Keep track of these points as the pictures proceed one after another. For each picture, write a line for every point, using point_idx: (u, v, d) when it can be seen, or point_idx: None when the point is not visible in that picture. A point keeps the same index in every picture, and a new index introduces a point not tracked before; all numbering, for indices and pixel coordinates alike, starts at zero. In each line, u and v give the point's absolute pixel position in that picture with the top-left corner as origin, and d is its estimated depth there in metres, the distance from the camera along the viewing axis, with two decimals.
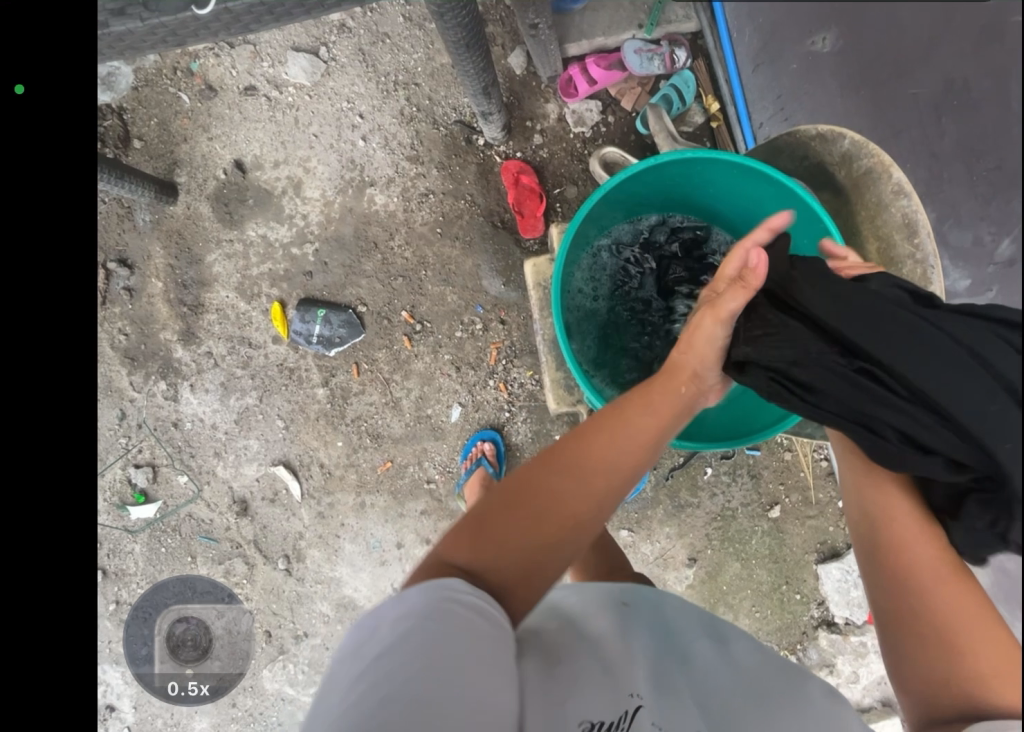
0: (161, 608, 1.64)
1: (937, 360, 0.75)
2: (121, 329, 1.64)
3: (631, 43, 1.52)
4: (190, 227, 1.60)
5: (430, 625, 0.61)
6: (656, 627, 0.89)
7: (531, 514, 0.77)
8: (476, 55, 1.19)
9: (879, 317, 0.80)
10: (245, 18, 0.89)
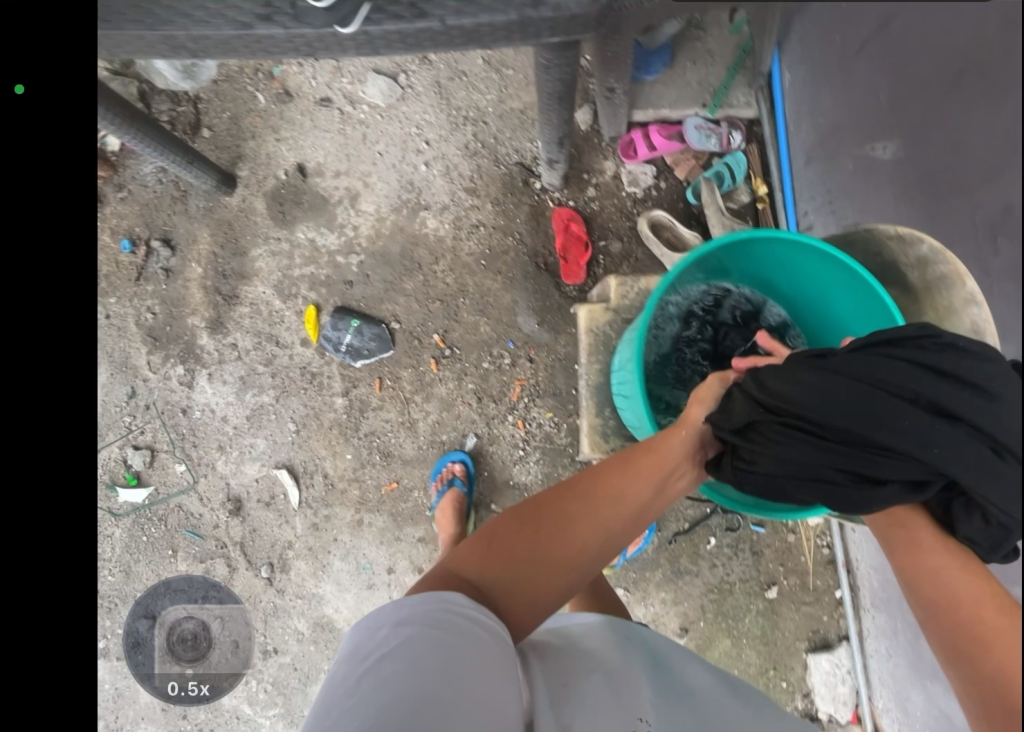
0: (128, 600, 1.56)
1: (836, 399, 0.81)
2: (150, 308, 1.64)
3: (693, 119, 1.61)
4: (241, 220, 1.62)
5: (437, 634, 0.66)
6: (654, 658, 0.91)
7: (529, 537, 0.81)
8: (561, 112, 1.25)
9: (861, 371, 0.81)
10: (380, 44, 0.87)
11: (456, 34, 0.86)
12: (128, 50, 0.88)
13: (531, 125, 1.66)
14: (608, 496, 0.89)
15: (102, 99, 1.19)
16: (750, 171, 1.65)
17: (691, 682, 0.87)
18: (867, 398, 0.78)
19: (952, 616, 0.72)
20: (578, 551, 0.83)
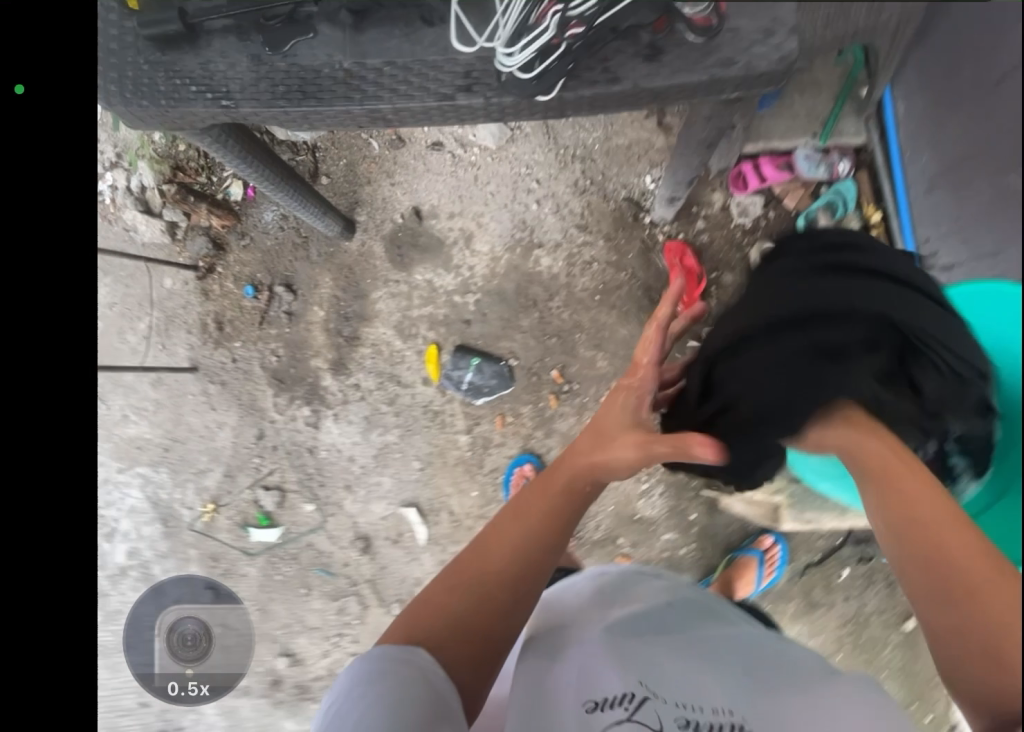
0: (267, 638, 1.63)
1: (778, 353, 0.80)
2: (274, 351, 1.70)
3: (802, 149, 1.57)
4: (361, 263, 1.68)
5: (373, 686, 0.68)
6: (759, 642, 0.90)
7: (470, 589, 0.85)
8: (704, 157, 1.24)
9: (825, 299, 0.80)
10: (568, 109, 0.86)
11: (643, 95, 0.84)
12: (329, 121, 0.92)
13: (639, 159, 1.66)
14: (492, 537, 0.92)
15: (258, 152, 1.16)
16: (860, 199, 1.57)
17: (791, 662, 0.84)
18: (812, 347, 0.78)
19: (932, 548, 0.66)
20: (489, 590, 0.85)
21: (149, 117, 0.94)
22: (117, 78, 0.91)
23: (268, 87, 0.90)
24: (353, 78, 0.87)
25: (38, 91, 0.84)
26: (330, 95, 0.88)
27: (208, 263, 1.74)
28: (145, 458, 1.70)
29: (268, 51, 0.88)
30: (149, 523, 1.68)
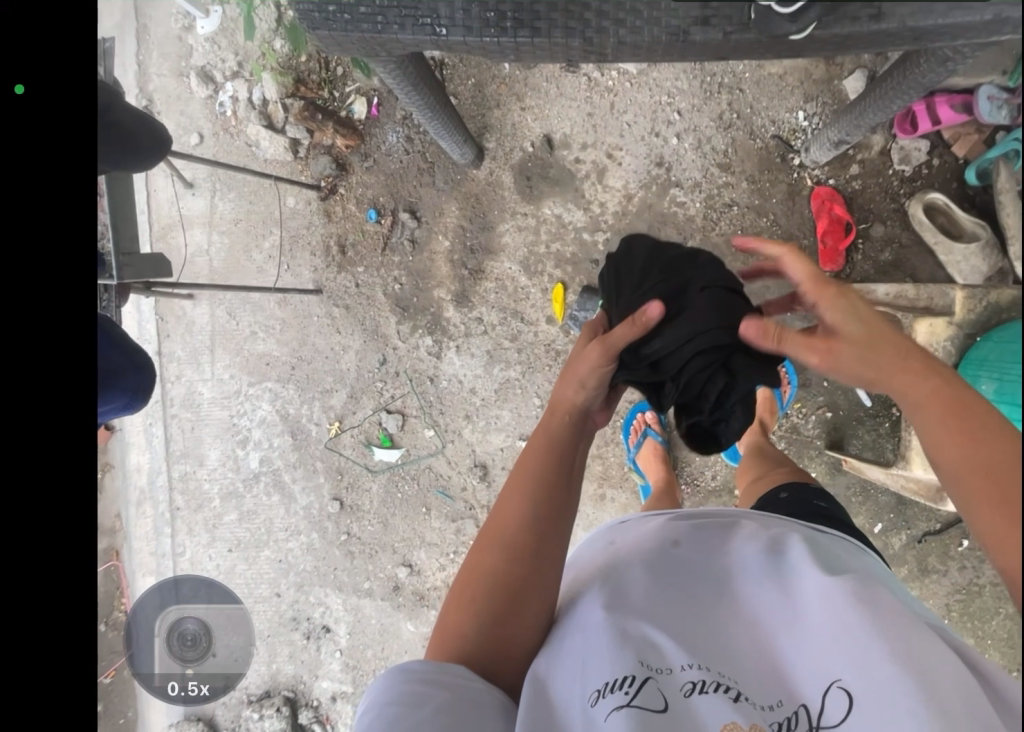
0: (387, 548, 1.79)
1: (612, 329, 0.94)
2: (397, 279, 1.71)
3: (986, 88, 1.34)
4: (489, 194, 1.63)
5: (402, 709, 0.66)
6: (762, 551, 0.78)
7: (485, 546, 0.84)
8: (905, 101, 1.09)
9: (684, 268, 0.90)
10: (808, 50, 0.78)
11: (900, 35, 0.75)
12: (541, 55, 0.81)
13: (792, 91, 1.52)
14: (499, 510, 0.87)
15: (424, 79, 1.08)
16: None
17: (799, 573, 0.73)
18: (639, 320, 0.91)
19: (959, 445, 0.52)
20: (489, 567, 0.81)
21: (347, 42, 0.82)
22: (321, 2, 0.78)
23: (482, 12, 0.78)
24: (575, 5, 0.76)
25: (42, 94, 0.58)
26: (548, 25, 0.77)
27: (330, 183, 1.71)
28: (273, 374, 1.81)
29: None
30: (279, 433, 1.82)
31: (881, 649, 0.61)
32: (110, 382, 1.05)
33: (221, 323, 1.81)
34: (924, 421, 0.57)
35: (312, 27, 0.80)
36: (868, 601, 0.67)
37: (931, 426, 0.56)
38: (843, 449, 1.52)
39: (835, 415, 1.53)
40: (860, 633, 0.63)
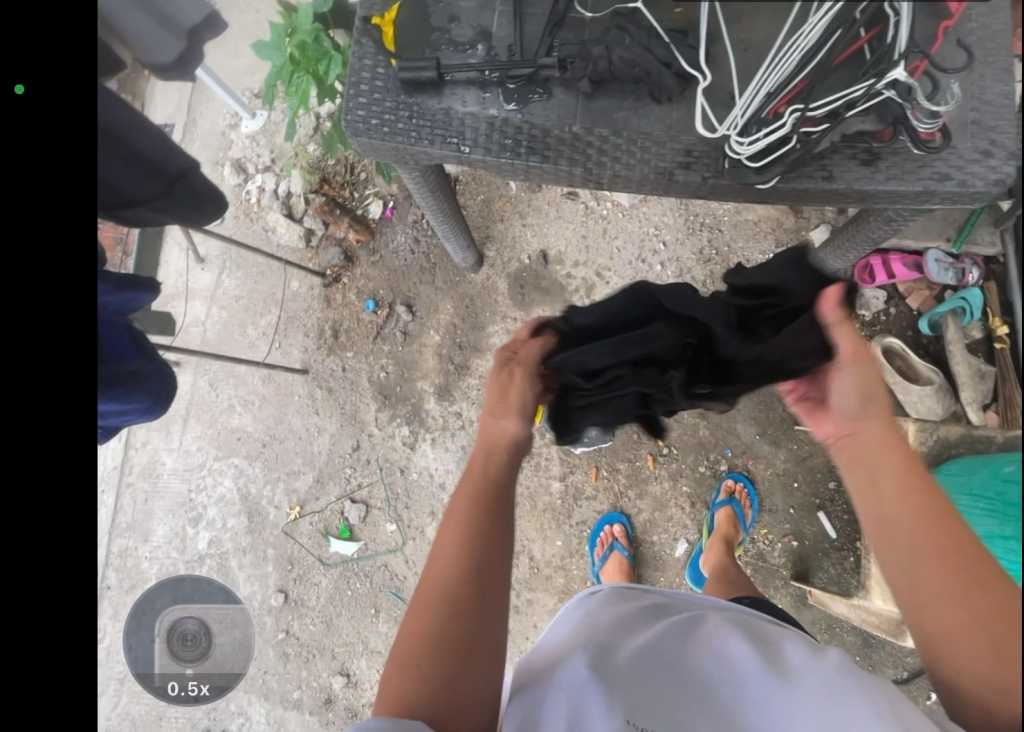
0: (326, 653, 1.65)
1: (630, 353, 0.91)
2: (383, 367, 1.75)
3: (933, 252, 1.56)
4: (483, 297, 1.73)
5: None
6: (743, 631, 0.80)
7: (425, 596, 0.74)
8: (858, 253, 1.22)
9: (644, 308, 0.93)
10: (775, 197, 0.91)
11: (850, 195, 0.89)
12: (547, 177, 0.93)
13: (765, 236, 1.69)
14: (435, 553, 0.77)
15: (441, 186, 1.20)
16: (987, 309, 1.53)
17: (781, 653, 0.75)
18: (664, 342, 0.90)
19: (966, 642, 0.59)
20: (433, 629, 0.71)
21: (381, 149, 0.93)
22: (361, 116, 0.90)
23: (502, 139, 0.90)
24: (580, 141, 0.89)
25: (38, 93, 0.71)
26: (556, 154, 0.90)
27: (335, 273, 1.81)
28: (243, 450, 1.77)
29: (507, 107, 0.90)
30: (235, 514, 1.74)
31: (875, 708, 0.62)
32: (138, 382, 1.03)
33: (200, 392, 1.80)
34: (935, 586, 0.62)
35: (354, 134, 0.91)
36: (853, 673, 0.68)
37: (952, 605, 0.60)
38: (809, 581, 1.51)
39: (801, 545, 1.53)
40: (850, 697, 0.64)
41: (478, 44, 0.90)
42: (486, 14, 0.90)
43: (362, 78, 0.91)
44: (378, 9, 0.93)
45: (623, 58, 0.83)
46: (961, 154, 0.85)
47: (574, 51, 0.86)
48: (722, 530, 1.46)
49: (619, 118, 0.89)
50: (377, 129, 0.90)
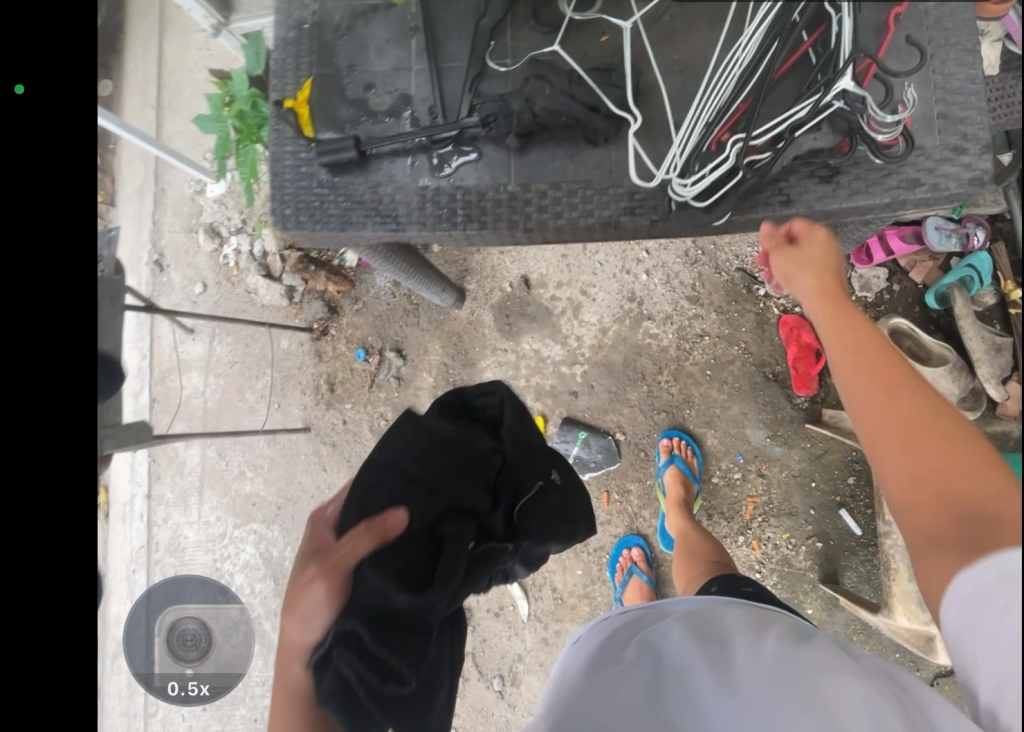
0: None
1: (426, 458, 0.88)
2: (383, 414, 1.75)
3: (932, 221, 1.42)
4: (470, 332, 1.69)
5: None
6: (698, 643, 0.84)
7: None
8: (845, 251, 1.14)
9: (387, 470, 0.87)
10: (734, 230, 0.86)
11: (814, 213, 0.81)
12: (490, 242, 0.89)
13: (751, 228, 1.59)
14: None
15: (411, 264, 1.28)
16: (998, 272, 1.45)
17: (730, 658, 0.81)
18: (438, 443, 0.91)
19: (899, 439, 0.66)
20: None
21: (315, 238, 0.89)
22: (283, 197, 0.87)
23: (435, 210, 0.86)
24: (516, 200, 0.84)
25: (41, 93, 0.66)
26: (494, 220, 0.85)
27: (322, 325, 1.80)
28: (259, 514, 1.79)
29: (434, 177, 0.85)
30: (262, 578, 1.77)
31: (808, 722, 0.71)
32: None
33: (211, 462, 1.83)
34: (866, 365, 0.71)
35: (284, 229, 0.88)
36: (788, 676, 0.76)
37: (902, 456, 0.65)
38: (838, 582, 1.47)
39: (826, 545, 1.49)
40: (787, 711, 0.72)
41: (396, 112, 0.88)
42: (402, 76, 0.88)
43: (286, 169, 0.87)
44: (290, 90, 0.90)
45: (545, 109, 0.79)
46: (932, 152, 0.78)
47: (495, 108, 0.81)
48: (674, 495, 1.48)
49: (556, 170, 0.84)
50: (308, 213, 0.87)
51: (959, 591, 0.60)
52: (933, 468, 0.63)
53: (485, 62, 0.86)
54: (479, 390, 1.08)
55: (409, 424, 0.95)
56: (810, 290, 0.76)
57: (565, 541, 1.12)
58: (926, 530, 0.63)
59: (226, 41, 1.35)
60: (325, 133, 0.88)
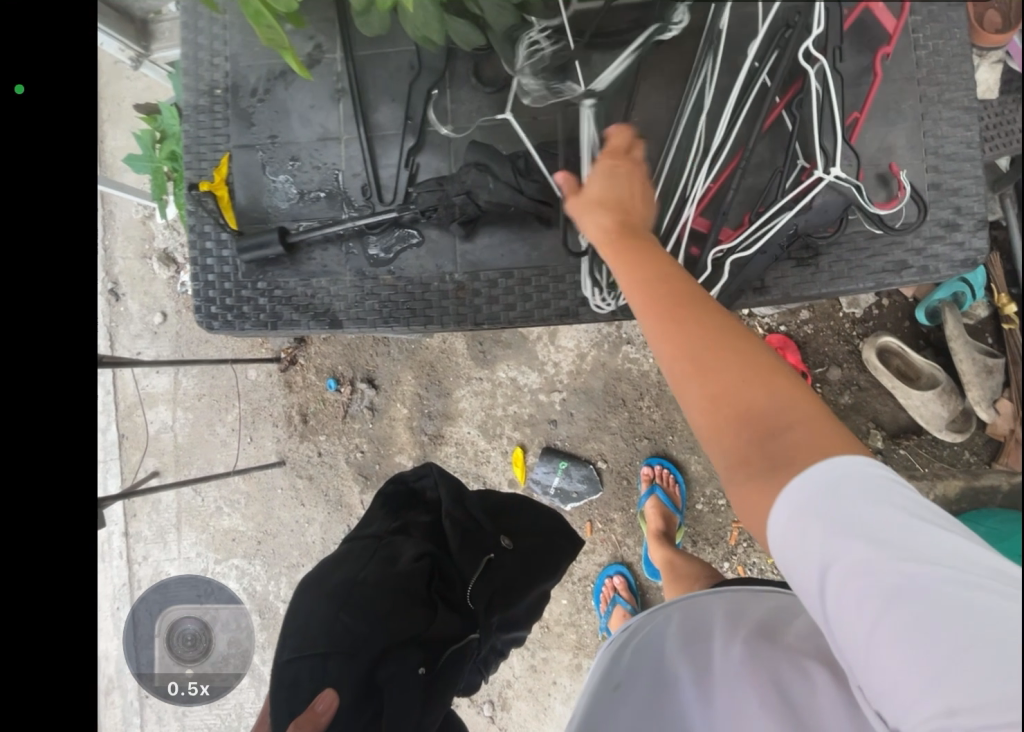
0: None
1: (346, 602, 0.90)
2: (359, 446, 1.69)
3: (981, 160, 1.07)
4: (443, 361, 1.63)
5: None
6: (683, 652, 0.82)
7: None
8: None
9: (313, 621, 0.90)
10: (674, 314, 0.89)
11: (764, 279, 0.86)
12: None
13: None
14: None
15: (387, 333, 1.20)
16: (991, 284, 1.36)
17: (711, 665, 0.79)
18: (350, 586, 0.92)
19: (700, 367, 0.61)
20: None
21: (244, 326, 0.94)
22: (219, 291, 0.93)
23: (376, 304, 0.93)
24: None
25: (40, 93, 0.73)
26: (441, 307, 0.92)
27: (289, 355, 1.71)
28: (240, 550, 1.76)
29: (374, 266, 0.92)
30: (247, 613, 1.76)
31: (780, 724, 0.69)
32: None
33: (186, 498, 1.78)
34: (683, 300, 0.65)
35: (211, 327, 0.94)
36: (765, 672, 0.74)
37: (700, 387, 0.61)
38: None
39: None
40: (759, 717, 0.70)
41: (327, 189, 0.92)
42: (329, 147, 0.91)
43: (211, 262, 0.93)
44: (207, 170, 0.93)
45: (491, 202, 0.84)
46: (922, 233, 0.85)
47: (435, 199, 0.88)
48: (653, 526, 1.46)
49: (506, 256, 0.90)
50: (234, 310, 0.94)
51: (783, 513, 0.54)
52: (723, 391, 0.60)
53: (422, 136, 0.90)
54: (419, 472, 1.17)
55: (313, 587, 0.95)
56: (603, 224, 0.73)
57: (555, 575, 1.17)
58: (730, 454, 0.59)
59: (150, 72, 1.26)
60: (249, 228, 0.92)
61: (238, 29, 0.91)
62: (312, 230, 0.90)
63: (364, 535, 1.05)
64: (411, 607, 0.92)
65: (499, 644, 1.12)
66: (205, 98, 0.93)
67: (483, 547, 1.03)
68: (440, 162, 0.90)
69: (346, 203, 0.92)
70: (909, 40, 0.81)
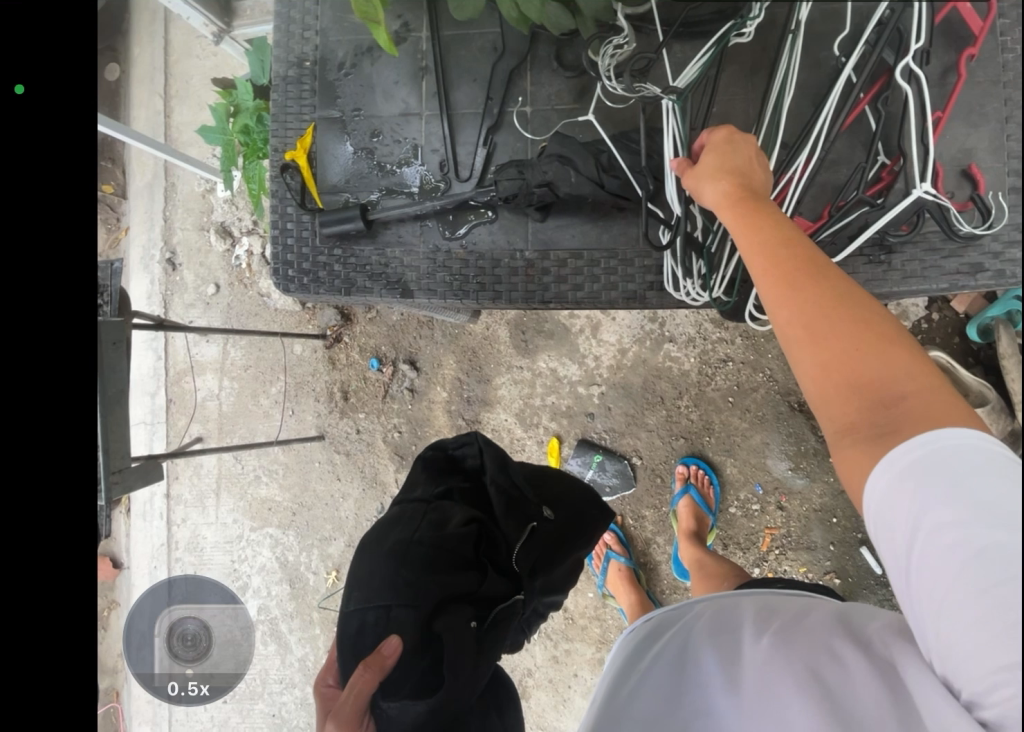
0: None
1: (404, 559, 0.93)
2: (396, 426, 1.73)
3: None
4: (485, 348, 1.65)
5: None
6: (709, 640, 0.82)
7: None
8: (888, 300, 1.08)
9: (374, 576, 0.94)
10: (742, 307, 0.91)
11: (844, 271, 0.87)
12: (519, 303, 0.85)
13: None
14: None
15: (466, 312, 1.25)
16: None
17: (739, 653, 0.77)
18: (405, 549, 0.94)
19: (810, 334, 0.60)
20: None
21: (313, 292, 1.00)
22: (297, 258, 0.99)
23: (446, 277, 0.97)
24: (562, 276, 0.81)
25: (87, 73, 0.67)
26: (509, 284, 0.96)
27: (335, 333, 1.75)
28: (275, 519, 1.81)
29: (447, 237, 0.97)
30: (277, 582, 1.80)
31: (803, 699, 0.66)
32: None
33: (227, 465, 1.83)
34: (785, 264, 0.64)
35: (287, 290, 1.00)
36: (794, 658, 0.71)
37: (822, 399, 0.60)
38: None
39: (844, 581, 1.47)
40: (782, 696, 0.68)
41: (408, 165, 0.97)
42: (411, 123, 0.96)
43: (291, 228, 0.99)
44: (291, 140, 0.99)
45: (571, 193, 0.88)
46: (1000, 236, 0.85)
47: (515, 187, 0.90)
48: (685, 525, 1.47)
49: (576, 237, 0.94)
50: (309, 274, 0.99)
51: (880, 476, 0.53)
52: (841, 400, 0.58)
53: (501, 115, 0.94)
54: (460, 439, 1.16)
55: (375, 546, 0.99)
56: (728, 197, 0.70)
57: (591, 544, 1.18)
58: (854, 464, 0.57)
59: (229, 49, 1.30)
60: (331, 199, 0.98)
61: (329, 3, 0.96)
62: (391, 209, 0.95)
63: (410, 500, 1.07)
64: (462, 568, 0.94)
65: (541, 607, 1.14)
66: (294, 71, 0.99)
67: (528, 516, 1.03)
68: (515, 143, 0.95)
69: (422, 181, 0.97)
70: (997, 41, 0.82)
